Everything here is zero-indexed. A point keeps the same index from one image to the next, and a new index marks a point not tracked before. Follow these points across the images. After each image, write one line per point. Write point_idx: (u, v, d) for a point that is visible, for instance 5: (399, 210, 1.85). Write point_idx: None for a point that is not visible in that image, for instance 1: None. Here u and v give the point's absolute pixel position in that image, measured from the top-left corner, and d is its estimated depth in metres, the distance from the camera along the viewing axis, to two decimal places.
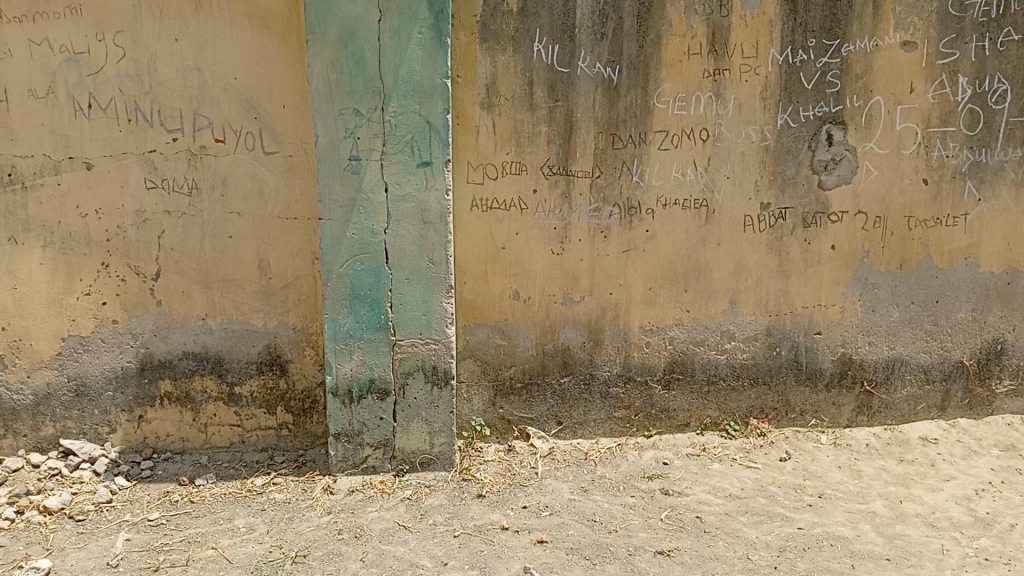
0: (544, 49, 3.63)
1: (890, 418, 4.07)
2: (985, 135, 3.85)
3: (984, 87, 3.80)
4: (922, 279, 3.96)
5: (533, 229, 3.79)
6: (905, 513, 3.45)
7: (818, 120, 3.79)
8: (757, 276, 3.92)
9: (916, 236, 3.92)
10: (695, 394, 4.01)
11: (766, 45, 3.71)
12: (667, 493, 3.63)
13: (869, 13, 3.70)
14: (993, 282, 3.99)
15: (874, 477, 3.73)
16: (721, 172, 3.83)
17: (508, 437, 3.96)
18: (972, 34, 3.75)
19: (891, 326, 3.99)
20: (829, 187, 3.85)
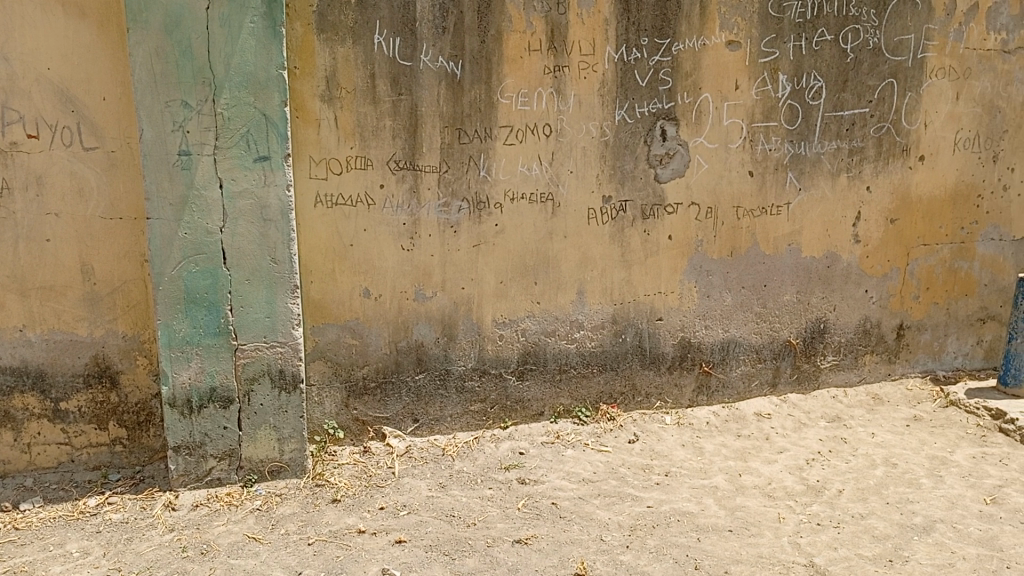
0: (385, 42, 3.57)
1: (727, 396, 4.31)
2: (803, 129, 4.13)
3: (802, 84, 4.08)
4: (751, 265, 4.21)
5: (381, 225, 3.73)
6: (744, 486, 3.66)
7: (653, 116, 3.95)
8: (603, 267, 4.04)
9: (745, 225, 4.16)
10: (548, 384, 4.09)
11: (602, 43, 3.82)
12: (524, 482, 3.67)
13: (696, 14, 3.89)
14: (815, 265, 4.29)
15: (715, 453, 3.93)
16: (565, 166, 3.91)
17: (362, 439, 3.88)
18: (790, 34, 4.01)
19: (725, 310, 4.22)
20: (665, 180, 4.02)
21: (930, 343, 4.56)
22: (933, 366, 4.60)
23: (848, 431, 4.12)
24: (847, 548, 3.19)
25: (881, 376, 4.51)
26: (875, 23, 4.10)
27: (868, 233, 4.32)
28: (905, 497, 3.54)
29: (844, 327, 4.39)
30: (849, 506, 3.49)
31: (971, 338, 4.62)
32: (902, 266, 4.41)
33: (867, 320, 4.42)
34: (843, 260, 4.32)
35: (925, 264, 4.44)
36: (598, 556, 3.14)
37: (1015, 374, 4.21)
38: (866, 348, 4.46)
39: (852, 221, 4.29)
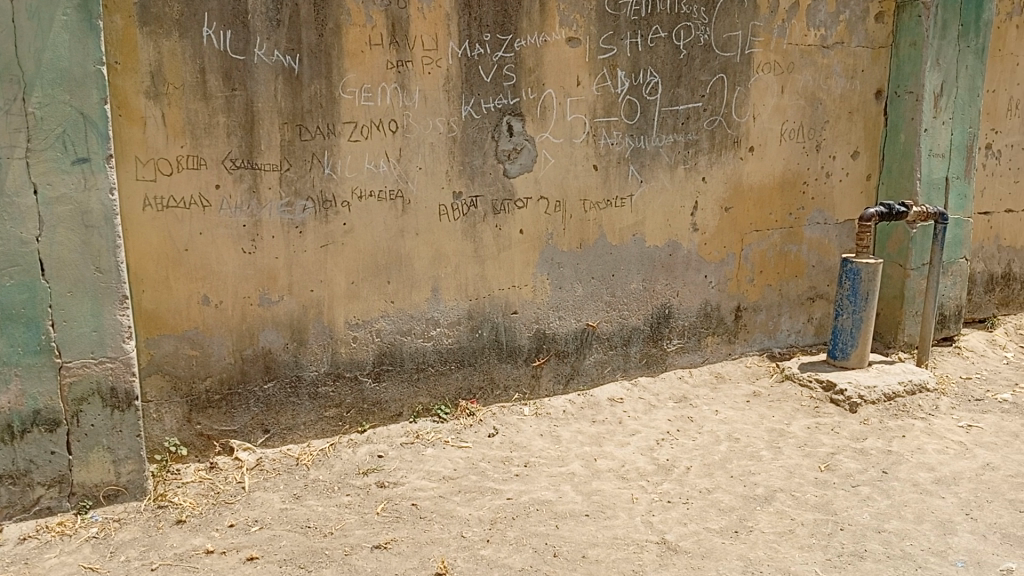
0: (215, 35, 3.40)
1: (582, 383, 4.41)
2: (642, 123, 4.27)
3: (639, 80, 4.22)
4: (599, 255, 4.32)
5: (218, 228, 3.55)
6: (600, 470, 3.75)
7: (498, 112, 3.96)
8: (455, 263, 4.02)
9: (592, 217, 4.26)
10: (405, 383, 4.03)
11: (445, 38, 3.80)
12: (382, 486, 3.61)
13: (536, 10, 3.93)
14: (658, 254, 4.45)
15: (572, 440, 4.01)
16: (413, 162, 3.86)
17: (209, 454, 3.70)
18: (626, 31, 4.13)
19: (577, 300, 4.31)
20: (513, 175, 4.05)
21: (766, 323, 4.85)
22: (770, 344, 4.89)
23: (695, 410, 4.31)
24: (696, 523, 3.33)
25: (723, 356, 4.75)
26: (706, 20, 4.29)
27: (706, 221, 4.53)
28: (748, 470, 3.74)
29: (688, 311, 4.59)
30: (697, 483, 3.64)
31: (802, 316, 4.94)
32: (738, 252, 4.65)
33: (708, 304, 4.64)
34: (684, 248, 4.51)
35: (758, 249, 4.71)
36: (458, 553, 3.13)
37: (843, 347, 4.50)
38: (708, 330, 4.68)
39: (691, 211, 4.48)
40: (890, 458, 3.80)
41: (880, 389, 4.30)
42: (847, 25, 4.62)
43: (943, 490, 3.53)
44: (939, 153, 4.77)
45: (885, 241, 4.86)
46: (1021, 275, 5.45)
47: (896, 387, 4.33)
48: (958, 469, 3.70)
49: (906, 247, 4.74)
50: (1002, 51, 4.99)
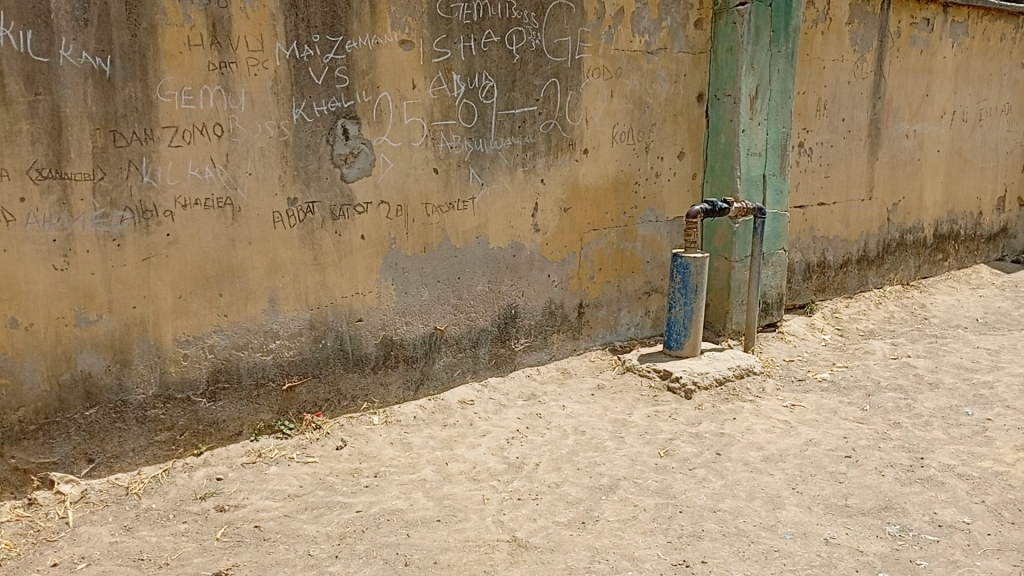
0: (12, 35, 3.13)
1: (432, 388, 4.38)
2: (480, 126, 4.30)
3: (475, 83, 4.24)
4: (444, 258, 4.31)
5: (25, 244, 3.26)
6: (450, 474, 3.74)
7: (332, 115, 3.87)
8: (294, 272, 3.89)
9: (434, 220, 4.24)
10: (244, 400, 3.85)
11: (271, 39, 3.67)
12: (222, 509, 3.43)
13: (366, 12, 3.87)
14: (502, 255, 4.50)
15: (422, 446, 3.97)
16: (242, 168, 3.69)
17: (26, 490, 3.39)
18: (459, 34, 4.14)
19: (423, 305, 4.27)
20: (351, 179, 3.96)
21: (607, 318, 5.01)
22: (612, 339, 5.06)
23: (542, 406, 4.38)
24: (546, 518, 3.38)
25: (568, 352, 4.86)
26: (536, 25, 4.38)
27: (546, 222, 4.62)
28: (593, 461, 3.83)
29: (534, 310, 4.66)
30: (546, 478, 3.70)
31: (640, 310, 5.15)
32: (577, 251, 4.78)
33: (552, 302, 4.73)
34: (526, 249, 4.58)
35: (597, 248, 4.86)
36: (305, 573, 3.02)
37: (678, 338, 4.72)
38: (553, 328, 4.77)
39: (532, 212, 4.56)
40: (724, 440, 4.02)
41: (712, 375, 4.55)
42: (669, 31, 4.85)
43: (771, 467, 3.77)
44: (756, 152, 5.08)
45: (712, 236, 5.14)
46: (835, 263, 5.91)
47: (726, 372, 4.59)
48: (784, 446, 3.95)
49: (730, 241, 5.04)
50: (810, 56, 5.36)
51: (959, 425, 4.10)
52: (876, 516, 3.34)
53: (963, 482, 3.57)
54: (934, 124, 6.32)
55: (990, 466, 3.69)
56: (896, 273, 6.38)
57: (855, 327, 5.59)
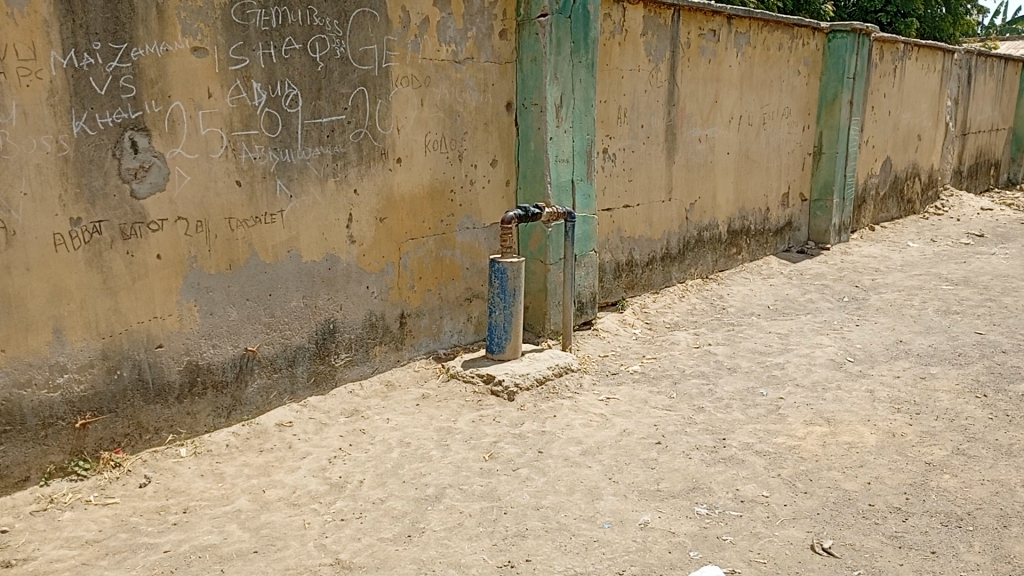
0: None
1: (245, 413, 4.18)
2: (285, 136, 4.16)
3: (277, 92, 4.10)
4: (252, 276, 4.12)
5: None
6: (268, 501, 3.57)
7: (119, 127, 3.61)
8: (80, 298, 3.58)
9: (239, 236, 4.05)
10: (30, 443, 3.51)
11: (44, 47, 3.36)
12: (8, 565, 3.10)
13: (153, 17, 3.64)
14: (315, 269, 4.37)
15: (237, 475, 3.78)
16: (15, 187, 3.36)
17: None
18: (257, 42, 3.99)
19: (231, 325, 4.07)
20: (144, 196, 3.71)
21: (429, 327, 5.01)
22: (435, 347, 5.06)
23: (365, 421, 4.29)
24: (370, 536, 3.27)
25: (391, 363, 4.81)
26: (340, 33, 4.29)
27: (361, 232, 4.54)
28: (419, 472, 3.76)
29: (352, 324, 4.57)
30: (369, 494, 3.59)
31: (462, 316, 5.19)
32: (395, 261, 4.73)
33: (372, 314, 4.66)
34: (341, 261, 4.48)
35: (415, 257, 4.84)
36: None
37: (499, 341, 4.79)
38: (374, 340, 4.70)
39: (345, 223, 4.46)
40: (544, 438, 4.08)
41: (533, 375, 4.66)
42: (474, 41, 4.92)
43: (589, 460, 3.84)
44: (564, 159, 5.26)
45: (527, 241, 5.28)
46: (642, 261, 6.24)
47: (546, 372, 4.72)
48: (601, 439, 4.07)
49: (544, 245, 5.19)
50: (609, 66, 5.64)
51: (755, 405, 4.41)
52: (685, 498, 3.45)
53: (761, 458, 3.78)
54: (723, 129, 6.83)
55: (784, 441, 3.94)
56: (696, 268, 6.85)
57: (662, 321, 5.94)
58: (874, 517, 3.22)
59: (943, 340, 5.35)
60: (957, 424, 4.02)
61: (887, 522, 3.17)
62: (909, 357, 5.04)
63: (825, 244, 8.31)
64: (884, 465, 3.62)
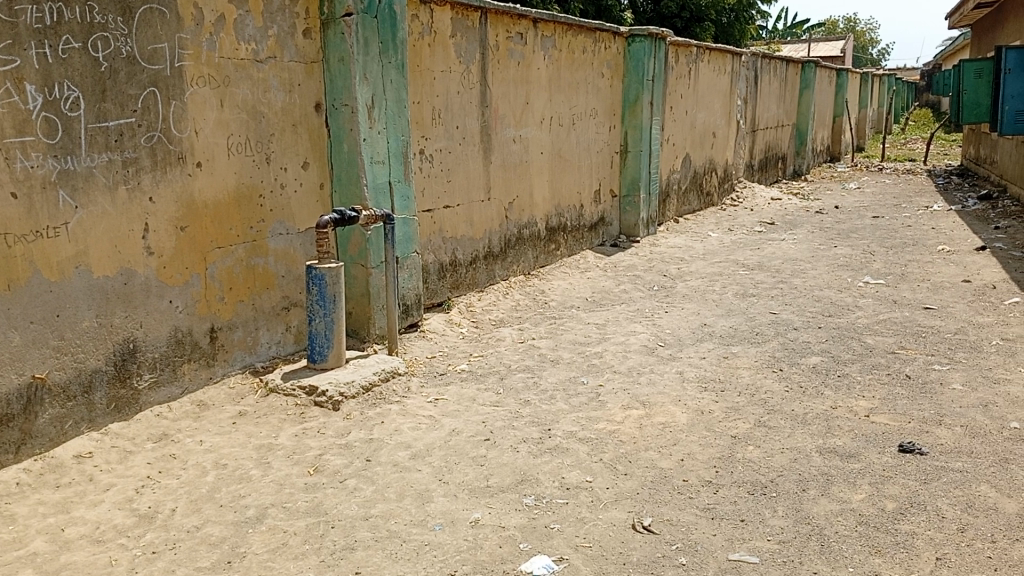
0: None
1: (38, 447, 3.79)
2: (66, 142, 3.80)
3: (55, 94, 3.74)
4: (35, 296, 3.73)
5: None
6: (68, 541, 3.25)
7: None
8: None
9: (18, 252, 3.65)
10: None
11: None
12: None
13: None
14: (109, 285, 4.03)
15: (29, 516, 3.42)
16: None
17: None
18: (29, 40, 3.61)
19: (13, 352, 3.66)
20: None
21: (244, 340, 4.78)
22: (251, 361, 4.83)
23: (176, 446, 4.02)
24: (185, 567, 3.05)
25: (203, 382, 4.55)
26: (125, 31, 3.98)
27: (160, 243, 4.24)
28: (237, 494, 3.56)
29: (155, 343, 4.27)
30: (183, 523, 3.36)
31: (279, 326, 5.00)
32: (201, 272, 4.47)
33: (177, 331, 4.37)
34: (140, 275, 4.16)
35: (223, 266, 4.59)
36: None
37: (321, 350, 4.64)
38: (182, 358, 4.42)
39: (141, 234, 4.15)
40: (372, 446, 3.97)
41: (358, 383, 4.56)
42: (276, 40, 4.74)
43: (419, 464, 3.76)
44: (379, 160, 5.19)
45: (346, 245, 5.16)
46: (465, 261, 6.28)
47: (372, 378, 4.64)
48: (429, 441, 4.00)
49: (364, 248, 5.09)
50: (420, 67, 5.63)
51: (578, 394, 4.54)
52: (514, 491, 3.44)
53: (583, 445, 3.86)
54: (536, 129, 7.02)
55: (604, 426, 4.06)
56: (518, 264, 6.99)
57: (488, 318, 6.02)
58: (688, 492, 3.35)
59: (743, 321, 5.79)
60: (757, 398, 4.34)
61: (699, 495, 3.30)
62: (713, 339, 5.42)
63: (635, 237, 8.79)
64: (695, 441, 3.83)
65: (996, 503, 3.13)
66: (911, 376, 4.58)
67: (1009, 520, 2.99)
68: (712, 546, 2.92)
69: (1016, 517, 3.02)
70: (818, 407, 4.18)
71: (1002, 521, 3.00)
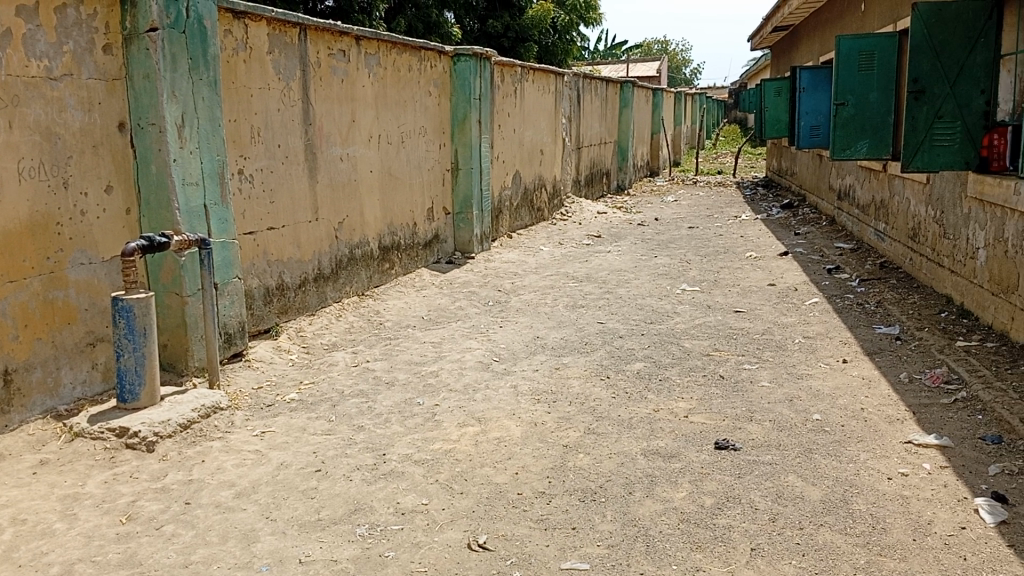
0: None
1: None
2: None
3: None
4: None
5: None
6: None
7: None
8: None
9: None
10: None
11: None
12: None
13: None
14: None
15: None
16: None
17: None
18: None
19: None
20: None
21: (44, 381, 4.37)
22: (53, 404, 4.42)
23: None
24: None
25: None
26: None
27: None
28: (38, 552, 3.23)
29: None
30: None
31: (85, 364, 4.60)
32: None
33: None
34: None
35: (17, 301, 4.18)
36: None
37: (131, 389, 4.31)
38: None
39: None
40: (193, 487, 3.74)
41: (175, 421, 4.28)
42: (72, 56, 4.40)
43: (244, 502, 3.57)
44: (192, 182, 4.92)
45: (158, 273, 4.84)
46: (293, 284, 6.07)
47: (191, 415, 4.37)
48: (256, 477, 3.81)
49: (178, 276, 4.80)
50: (235, 84, 5.40)
51: (413, 415, 4.49)
52: (347, 522, 3.34)
53: (419, 467, 3.82)
54: (363, 147, 6.92)
55: (440, 446, 4.04)
56: (351, 286, 6.85)
57: (319, 343, 5.84)
58: (522, 504, 3.39)
59: (573, 332, 5.97)
60: (586, 406, 4.48)
61: (533, 507, 3.35)
62: (545, 351, 5.55)
63: (470, 253, 8.86)
64: (528, 454, 3.89)
65: (802, 491, 3.39)
66: (725, 376, 4.90)
67: (813, 506, 3.25)
68: (545, 557, 2.97)
69: (819, 503, 3.28)
70: (642, 411, 4.37)
71: (807, 507, 3.25)
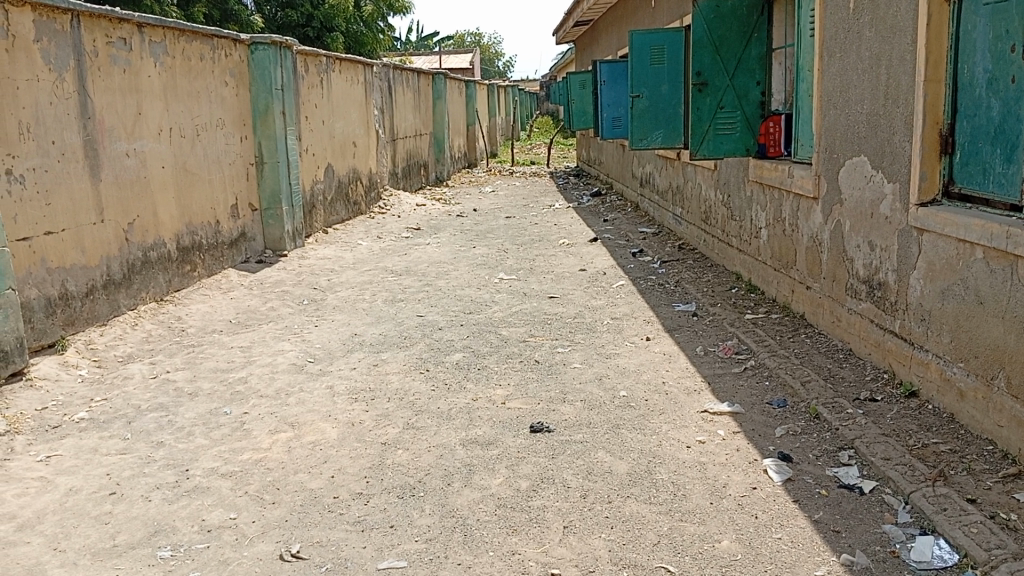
0: None
1: None
2: None
3: None
4: None
5: None
6: None
7: None
8: None
9: None
10: None
11: None
12: None
13: None
14: None
15: None
16: None
17: None
18: None
19: None
20: None
21: None
22: None
23: None
24: None
25: None
26: None
27: None
28: None
29: None
30: None
31: None
32: None
33: None
34: None
35: None
36: None
37: None
38: None
39: None
40: None
41: None
42: None
43: (27, 535, 3.22)
44: None
45: None
46: (79, 292, 5.55)
47: None
48: (40, 507, 3.45)
49: None
50: None
51: (219, 426, 4.25)
52: (147, 545, 3.10)
53: (227, 480, 3.62)
54: (152, 142, 6.46)
55: (249, 456, 3.85)
56: (147, 291, 6.37)
57: (112, 355, 5.39)
58: (338, 508, 3.30)
59: (392, 327, 5.89)
60: (405, 401, 4.43)
61: (350, 509, 3.28)
62: (363, 348, 5.44)
63: (281, 251, 8.51)
64: (345, 456, 3.80)
65: (610, 466, 3.55)
66: (540, 360, 5.02)
67: (620, 480, 3.41)
68: (362, 559, 2.91)
69: (626, 475, 3.45)
70: (461, 401, 4.39)
71: (615, 481, 3.40)
